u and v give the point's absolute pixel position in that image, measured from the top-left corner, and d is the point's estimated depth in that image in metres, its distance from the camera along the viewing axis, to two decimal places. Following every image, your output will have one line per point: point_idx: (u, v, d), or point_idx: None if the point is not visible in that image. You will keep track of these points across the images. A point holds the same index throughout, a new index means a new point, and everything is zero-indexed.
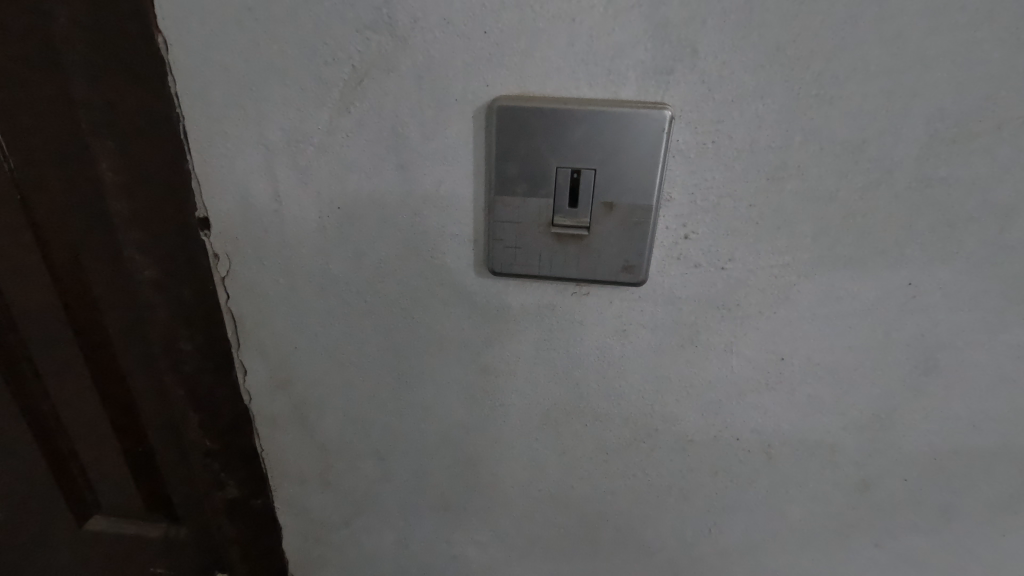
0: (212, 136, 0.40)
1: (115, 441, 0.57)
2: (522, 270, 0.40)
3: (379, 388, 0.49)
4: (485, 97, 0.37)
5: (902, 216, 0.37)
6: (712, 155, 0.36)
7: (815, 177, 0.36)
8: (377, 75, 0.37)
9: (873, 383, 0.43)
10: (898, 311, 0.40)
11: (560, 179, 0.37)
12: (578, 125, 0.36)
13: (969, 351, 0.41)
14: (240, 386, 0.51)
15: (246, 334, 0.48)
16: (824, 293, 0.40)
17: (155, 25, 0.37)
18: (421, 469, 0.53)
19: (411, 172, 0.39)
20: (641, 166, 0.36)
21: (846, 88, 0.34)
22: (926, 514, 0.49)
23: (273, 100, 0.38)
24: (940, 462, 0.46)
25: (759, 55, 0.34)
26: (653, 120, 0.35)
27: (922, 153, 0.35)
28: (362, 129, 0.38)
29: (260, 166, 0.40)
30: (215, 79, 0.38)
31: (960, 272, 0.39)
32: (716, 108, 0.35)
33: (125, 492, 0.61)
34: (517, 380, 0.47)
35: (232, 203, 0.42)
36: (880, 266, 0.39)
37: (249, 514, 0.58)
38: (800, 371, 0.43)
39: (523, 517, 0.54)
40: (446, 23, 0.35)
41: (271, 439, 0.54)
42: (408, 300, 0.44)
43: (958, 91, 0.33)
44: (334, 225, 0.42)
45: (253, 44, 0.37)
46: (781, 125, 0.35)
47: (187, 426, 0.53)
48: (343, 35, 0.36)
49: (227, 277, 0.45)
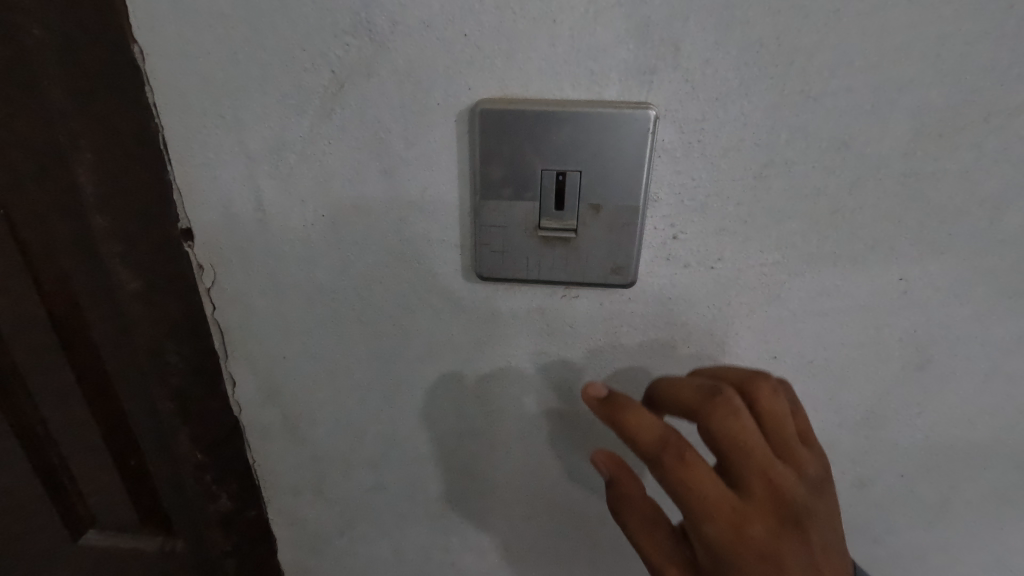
0: (192, 146, 0.39)
1: (108, 455, 0.56)
2: (509, 274, 0.40)
3: (370, 397, 0.49)
4: (467, 100, 0.36)
5: (891, 211, 0.37)
6: (698, 154, 0.36)
7: (802, 174, 0.36)
8: (357, 80, 0.36)
9: (868, 380, 0.43)
10: (889, 308, 0.40)
11: (545, 182, 0.37)
12: (562, 127, 0.35)
13: (963, 345, 0.41)
14: (229, 398, 0.51)
15: (233, 345, 0.48)
16: (815, 290, 0.40)
17: (129, 34, 0.36)
18: (415, 477, 0.53)
19: (395, 179, 0.39)
20: (626, 167, 0.36)
21: (830, 84, 0.33)
22: (925, 510, 0.48)
23: (253, 108, 0.38)
24: (936, 457, 0.46)
25: (742, 53, 0.33)
26: (637, 120, 0.35)
27: (909, 148, 0.35)
28: (343, 135, 0.38)
29: (242, 175, 0.40)
30: (194, 88, 0.38)
31: (951, 266, 0.38)
32: (700, 106, 0.35)
33: (120, 506, 0.60)
34: (510, 385, 0.46)
35: (215, 213, 0.42)
36: (871, 262, 0.38)
37: (243, 527, 0.57)
38: (794, 369, 0.43)
39: (520, 522, 0.54)
40: (425, 27, 0.34)
41: (263, 450, 0.53)
42: (396, 307, 0.44)
43: (944, 85, 0.33)
44: (319, 233, 0.41)
45: (231, 51, 0.36)
46: (767, 122, 0.35)
47: (178, 441, 0.52)
48: (321, 41, 0.35)
49: (213, 288, 0.45)
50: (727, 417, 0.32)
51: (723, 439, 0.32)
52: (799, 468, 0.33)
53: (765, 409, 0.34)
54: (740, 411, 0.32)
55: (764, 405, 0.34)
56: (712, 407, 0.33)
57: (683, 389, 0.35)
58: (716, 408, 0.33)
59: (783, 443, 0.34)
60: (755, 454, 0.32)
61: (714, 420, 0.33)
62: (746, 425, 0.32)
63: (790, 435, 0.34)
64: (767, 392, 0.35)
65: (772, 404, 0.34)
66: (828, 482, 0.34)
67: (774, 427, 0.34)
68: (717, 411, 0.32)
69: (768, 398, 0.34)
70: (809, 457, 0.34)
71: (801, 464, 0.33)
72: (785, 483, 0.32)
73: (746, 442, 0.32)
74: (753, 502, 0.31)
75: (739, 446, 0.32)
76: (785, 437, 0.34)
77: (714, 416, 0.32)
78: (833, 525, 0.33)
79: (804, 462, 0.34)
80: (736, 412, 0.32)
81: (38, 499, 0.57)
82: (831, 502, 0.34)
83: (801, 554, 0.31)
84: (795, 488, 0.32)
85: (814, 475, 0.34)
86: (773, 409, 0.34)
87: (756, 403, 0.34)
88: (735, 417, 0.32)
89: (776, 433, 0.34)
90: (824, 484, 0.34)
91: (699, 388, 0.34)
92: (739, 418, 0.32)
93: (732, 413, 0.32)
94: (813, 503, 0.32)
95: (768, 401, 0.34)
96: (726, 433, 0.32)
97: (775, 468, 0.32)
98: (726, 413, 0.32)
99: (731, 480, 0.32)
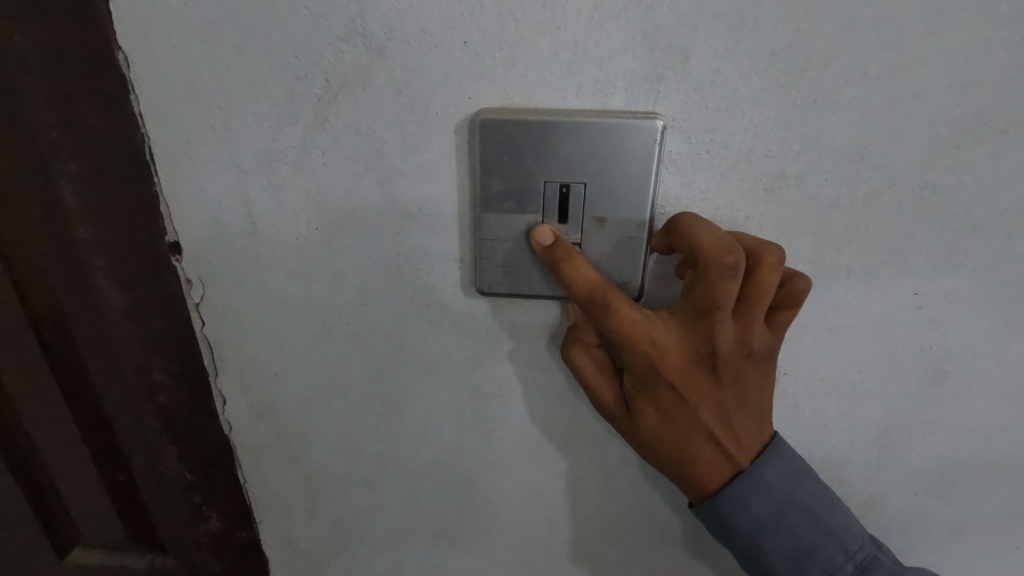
0: (180, 157, 0.38)
1: (98, 478, 0.53)
2: (511, 289, 0.39)
3: (364, 412, 0.47)
4: (467, 110, 0.35)
5: (906, 224, 0.36)
6: (707, 165, 0.35)
7: (814, 186, 0.35)
8: (351, 88, 0.35)
9: (881, 397, 0.41)
10: (903, 323, 0.39)
11: (550, 194, 0.35)
12: (566, 138, 0.34)
13: (978, 363, 0.40)
14: (219, 416, 0.49)
15: (223, 362, 0.46)
16: (827, 305, 0.38)
17: (114, 41, 0.35)
18: (410, 498, 0.51)
19: (393, 190, 0.37)
20: (632, 179, 0.34)
21: (843, 92, 0.32)
22: (939, 530, 0.47)
23: (243, 117, 0.36)
24: (950, 475, 0.44)
25: (753, 61, 0.32)
26: (644, 130, 0.33)
27: (925, 159, 0.34)
28: (338, 146, 0.36)
29: (232, 186, 0.38)
30: (182, 98, 0.36)
31: (968, 281, 0.37)
32: (709, 117, 0.33)
33: (109, 527, 0.57)
34: (510, 402, 0.45)
35: (204, 226, 0.40)
36: (885, 277, 0.37)
37: (235, 547, 0.56)
38: (805, 385, 0.42)
39: (520, 541, 0.52)
40: (423, 33, 0.33)
41: (254, 471, 0.52)
42: (393, 322, 0.42)
43: (961, 95, 0.32)
44: (312, 246, 0.40)
45: (220, 61, 0.35)
46: (778, 133, 0.34)
47: (165, 460, 0.50)
48: (313, 47, 0.34)
49: (202, 304, 0.44)
50: (717, 280, 0.33)
51: (708, 301, 0.33)
52: (749, 340, 0.34)
53: (761, 281, 0.33)
54: (734, 276, 0.32)
55: (760, 277, 0.33)
56: (707, 265, 0.33)
57: (705, 232, 0.33)
58: (712, 267, 0.32)
59: (754, 316, 0.34)
60: (716, 316, 0.33)
61: (703, 279, 0.33)
62: (727, 291, 0.33)
63: (765, 307, 0.34)
64: (771, 265, 0.33)
65: (769, 279, 0.33)
66: (774, 354, 0.36)
67: (754, 300, 0.34)
68: (711, 270, 0.33)
69: (769, 271, 0.33)
70: (767, 333, 0.35)
71: (753, 335, 0.34)
72: (725, 341, 0.34)
73: (713, 304, 0.33)
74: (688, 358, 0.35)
75: (711, 303, 0.33)
76: (761, 309, 0.34)
77: (708, 273, 0.33)
78: (766, 388, 0.37)
79: (757, 335, 0.35)
80: (727, 277, 0.32)
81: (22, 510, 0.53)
82: (770, 369, 0.37)
83: (708, 391, 0.36)
84: (732, 346, 0.34)
85: (761, 349, 0.35)
86: (766, 284, 0.33)
87: (756, 271, 0.33)
88: (723, 281, 0.33)
89: (752, 298, 0.34)
90: (770, 354, 0.36)
91: (720, 242, 0.33)
92: (726, 283, 0.33)
93: (723, 275, 0.32)
94: (743, 366, 0.35)
95: (769, 274, 0.33)
96: (710, 298, 0.33)
97: (724, 332, 0.34)
98: (716, 277, 0.33)
99: (686, 340, 0.35)
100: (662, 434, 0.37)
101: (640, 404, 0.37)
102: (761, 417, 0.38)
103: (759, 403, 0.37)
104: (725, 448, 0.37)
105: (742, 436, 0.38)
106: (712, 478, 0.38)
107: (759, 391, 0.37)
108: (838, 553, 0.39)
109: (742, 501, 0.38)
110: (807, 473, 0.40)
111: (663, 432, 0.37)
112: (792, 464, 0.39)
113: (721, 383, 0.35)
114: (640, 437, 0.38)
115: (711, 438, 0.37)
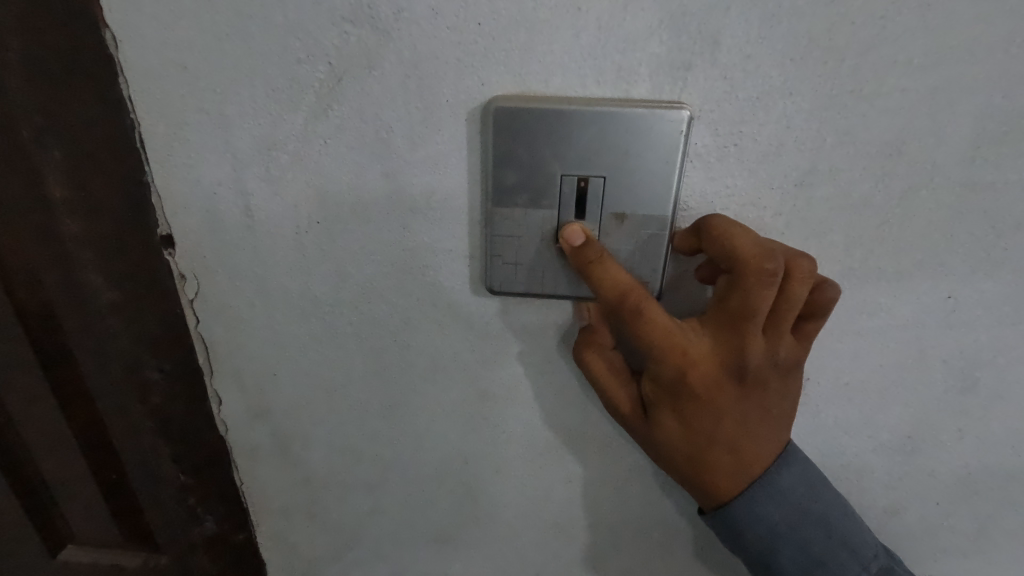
0: (172, 144, 0.36)
1: (89, 476, 0.51)
2: (523, 289, 0.37)
3: (366, 415, 0.45)
4: (480, 97, 0.32)
5: (943, 224, 0.34)
6: (734, 159, 0.33)
7: (847, 183, 0.33)
8: (356, 73, 0.32)
9: (906, 403, 0.40)
10: (934, 327, 0.37)
11: (566, 188, 0.33)
12: (585, 128, 0.32)
13: (1011, 369, 0.38)
14: (215, 417, 0.47)
15: (219, 361, 0.44)
16: (855, 307, 0.37)
17: (101, 19, 0.32)
18: (414, 502, 0.49)
19: (400, 182, 0.35)
20: (655, 174, 0.32)
21: (883, 82, 0.30)
22: (959, 539, 0.46)
23: (240, 102, 0.34)
24: (974, 484, 0.43)
25: (788, 48, 0.30)
26: (669, 121, 0.31)
27: (966, 155, 0.32)
28: (341, 135, 0.34)
29: (228, 177, 0.36)
30: (174, 81, 0.34)
31: (1006, 284, 0.35)
32: (739, 108, 0.31)
33: (102, 527, 0.55)
34: (519, 406, 0.43)
35: (197, 218, 0.38)
36: (918, 279, 0.35)
37: (231, 550, 0.54)
38: (828, 390, 0.40)
39: (526, 546, 0.51)
40: (435, 13, 0.31)
41: (251, 474, 0.50)
42: (397, 321, 0.41)
43: (1011, 86, 0.30)
44: (313, 241, 0.38)
45: (215, 42, 0.32)
46: (811, 126, 0.31)
47: (159, 459, 0.48)
48: (315, 28, 0.31)
49: (196, 300, 0.41)
50: (754, 286, 0.31)
51: (741, 308, 0.31)
52: (776, 351, 0.33)
53: (791, 294, 0.31)
54: (773, 283, 0.31)
55: (791, 289, 0.31)
56: (746, 270, 0.31)
57: (742, 236, 0.31)
58: (750, 273, 0.30)
59: (781, 327, 0.32)
60: (748, 324, 0.31)
61: (739, 286, 0.31)
62: (763, 299, 0.31)
63: (794, 317, 0.32)
64: (802, 279, 0.31)
65: (801, 291, 0.31)
66: (799, 367, 0.34)
67: (784, 311, 0.32)
68: (750, 276, 0.31)
69: (801, 283, 0.31)
70: (793, 344, 0.33)
71: (780, 346, 0.33)
72: (752, 353, 0.32)
73: (748, 313, 0.31)
74: (711, 368, 0.33)
75: (744, 310, 0.31)
76: (790, 321, 0.32)
77: (744, 280, 0.31)
78: (789, 403, 0.35)
79: (784, 345, 0.33)
80: (765, 284, 0.30)
81: (11, 508, 0.52)
82: (794, 382, 0.35)
83: (732, 405, 0.33)
84: (760, 357, 0.32)
85: (788, 361, 0.33)
86: (798, 296, 0.31)
87: (787, 284, 0.31)
88: (760, 288, 0.31)
89: (783, 309, 0.32)
90: (795, 366, 0.34)
91: (757, 246, 0.31)
92: (763, 290, 0.31)
93: (760, 282, 0.30)
94: (769, 378, 0.33)
95: (799, 288, 0.31)
96: (745, 305, 0.31)
97: (754, 342, 0.32)
98: (753, 283, 0.31)
99: (712, 349, 0.33)
100: (680, 446, 0.35)
101: (658, 413, 0.35)
102: (779, 432, 0.36)
103: (780, 417, 0.35)
104: (745, 461, 0.35)
105: (761, 449, 0.35)
106: (728, 493, 0.36)
107: (782, 404, 0.35)
108: (852, 561, 0.38)
109: (759, 512, 0.36)
110: (820, 482, 0.38)
111: (680, 444, 0.35)
112: (807, 472, 0.38)
113: (745, 394, 0.33)
114: (654, 446, 0.36)
115: (731, 451, 0.35)
